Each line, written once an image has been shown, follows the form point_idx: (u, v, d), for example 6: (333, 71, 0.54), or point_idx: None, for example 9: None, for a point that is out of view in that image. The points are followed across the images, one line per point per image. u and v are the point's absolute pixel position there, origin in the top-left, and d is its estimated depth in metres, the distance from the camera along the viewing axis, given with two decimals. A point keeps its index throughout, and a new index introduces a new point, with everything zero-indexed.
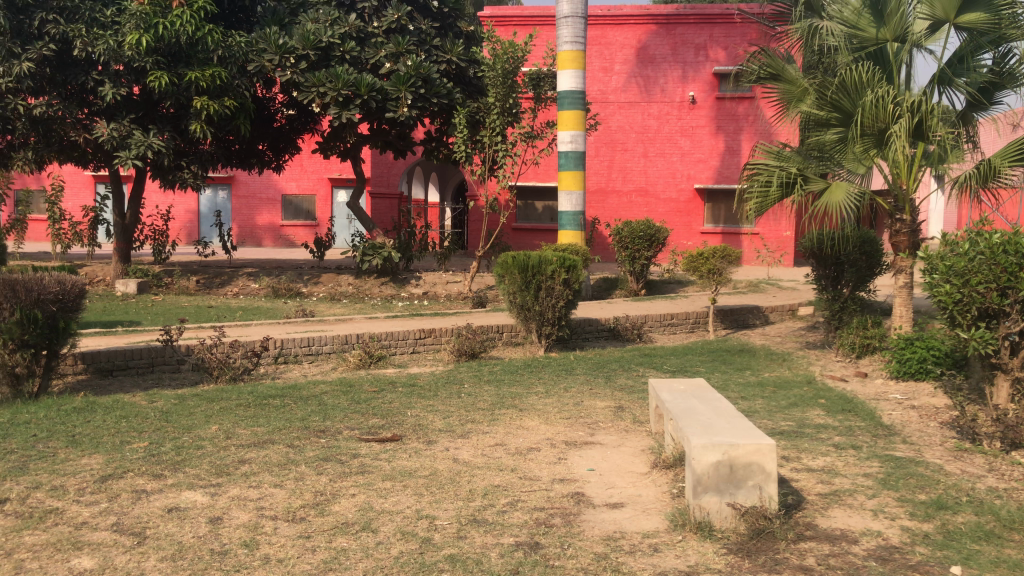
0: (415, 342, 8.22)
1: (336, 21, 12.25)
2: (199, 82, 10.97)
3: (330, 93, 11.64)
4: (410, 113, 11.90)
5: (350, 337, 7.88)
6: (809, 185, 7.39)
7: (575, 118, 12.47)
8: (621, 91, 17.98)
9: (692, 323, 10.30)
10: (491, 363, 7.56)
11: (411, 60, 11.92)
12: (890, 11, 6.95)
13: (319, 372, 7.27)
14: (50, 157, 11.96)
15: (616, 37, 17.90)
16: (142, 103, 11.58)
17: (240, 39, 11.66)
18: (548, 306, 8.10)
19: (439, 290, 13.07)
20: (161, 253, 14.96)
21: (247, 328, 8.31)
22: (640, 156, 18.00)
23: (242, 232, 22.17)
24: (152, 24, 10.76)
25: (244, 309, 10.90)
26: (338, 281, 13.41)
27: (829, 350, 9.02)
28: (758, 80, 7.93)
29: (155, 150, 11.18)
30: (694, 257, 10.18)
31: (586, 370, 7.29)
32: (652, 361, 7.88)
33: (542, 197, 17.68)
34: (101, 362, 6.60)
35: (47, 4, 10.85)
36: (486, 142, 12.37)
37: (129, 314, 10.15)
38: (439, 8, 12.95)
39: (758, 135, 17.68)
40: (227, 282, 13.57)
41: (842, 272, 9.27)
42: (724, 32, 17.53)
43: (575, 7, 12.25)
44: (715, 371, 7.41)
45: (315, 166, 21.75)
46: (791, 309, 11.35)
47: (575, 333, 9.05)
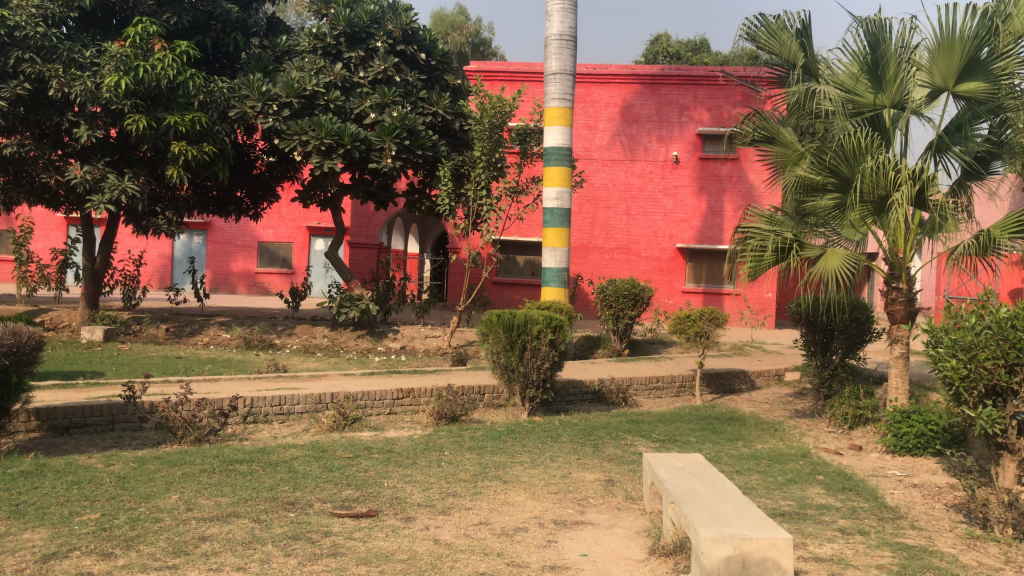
0: (393, 403, 7.88)
1: (322, 71, 12.11)
2: (179, 127, 10.71)
3: (313, 141, 11.42)
4: (393, 164, 11.71)
5: (324, 396, 7.52)
6: (805, 251, 7.29)
7: (561, 174, 12.33)
8: (605, 149, 17.96)
9: (678, 387, 10.03)
10: (473, 428, 7.22)
11: (396, 112, 11.77)
12: (888, 78, 6.93)
13: (291, 433, 6.87)
14: (20, 198, 11.61)
15: (601, 95, 17.95)
16: (119, 146, 11.32)
17: (223, 84, 11.45)
18: (533, 366, 7.81)
19: (417, 344, 12.73)
20: (131, 299, 14.55)
21: (217, 383, 7.92)
22: (622, 214, 17.92)
23: (217, 279, 21.76)
24: (132, 67, 10.49)
25: (214, 361, 10.48)
26: (313, 333, 13.02)
27: (819, 419, 8.75)
28: (752, 142, 7.80)
29: (130, 195, 10.90)
30: (680, 318, 9.95)
31: (572, 437, 6.97)
32: (639, 427, 7.57)
33: (524, 251, 17.50)
34: (57, 420, 6.22)
35: (24, 42, 10.48)
36: (471, 196, 12.20)
37: (92, 364, 9.69)
38: (426, 60, 12.87)
39: (740, 196, 17.68)
40: (198, 331, 13.16)
41: (830, 338, 9.10)
42: (708, 94, 17.63)
43: (563, 64, 12.21)
44: (705, 441, 7.10)
45: (293, 214, 21.48)
46: (777, 375, 11.12)
47: (559, 395, 8.74)
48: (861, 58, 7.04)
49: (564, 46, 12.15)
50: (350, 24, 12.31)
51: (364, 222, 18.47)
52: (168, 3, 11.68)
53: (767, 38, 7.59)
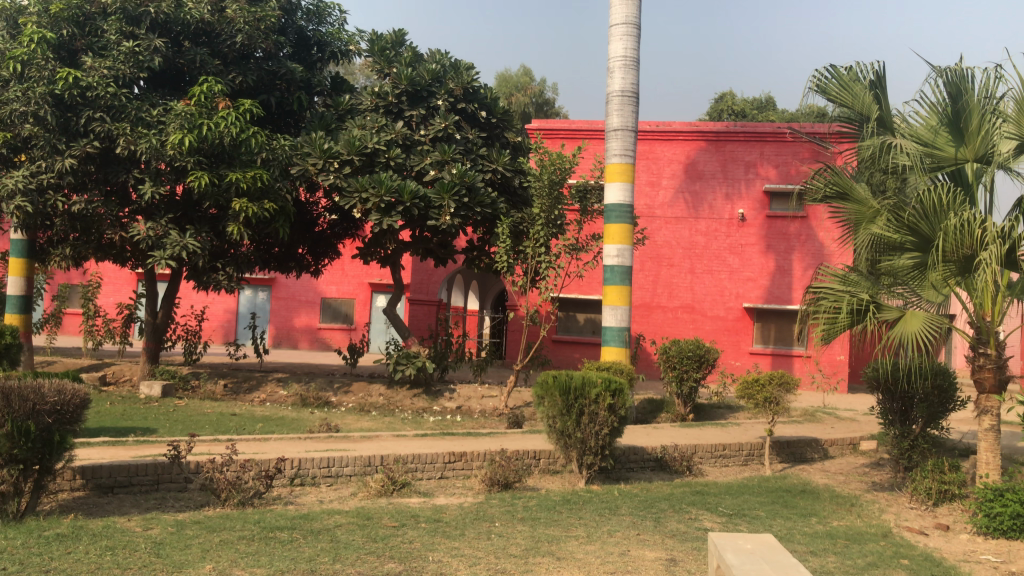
0: (444, 467, 7.58)
1: (383, 128, 12.15)
2: (240, 184, 10.81)
3: (372, 199, 11.38)
4: (452, 222, 11.61)
5: (373, 458, 7.27)
6: (883, 313, 6.84)
7: (622, 231, 12.06)
8: (668, 206, 17.68)
9: (745, 455, 9.50)
10: (527, 497, 6.86)
11: (456, 169, 11.71)
12: (971, 131, 6.55)
13: (338, 498, 6.62)
14: (87, 254, 11.85)
15: (664, 152, 17.73)
16: (182, 203, 11.50)
17: (286, 142, 11.58)
18: (591, 432, 7.45)
19: (473, 405, 12.44)
20: (192, 353, 14.65)
21: (266, 443, 7.74)
22: (686, 272, 17.51)
23: (279, 334, 21.93)
24: (196, 124, 10.67)
25: (268, 418, 10.35)
26: (369, 391, 12.86)
27: (900, 493, 8.15)
28: (824, 198, 7.40)
29: (190, 251, 10.99)
30: (748, 383, 9.48)
31: (632, 510, 6.55)
32: (705, 500, 7.10)
33: (583, 309, 17.20)
34: (101, 478, 6.08)
35: (95, 102, 10.74)
36: (530, 254, 12.02)
37: (147, 420, 9.65)
38: (487, 118, 12.84)
39: (810, 255, 17.13)
40: (255, 387, 13.14)
41: (909, 407, 8.63)
42: (775, 150, 17.24)
43: (625, 120, 12.04)
44: (776, 517, 6.61)
45: (355, 270, 21.61)
46: (852, 444, 10.51)
47: (619, 462, 8.34)
48: (941, 110, 6.66)
49: (627, 102, 11.99)
50: (411, 82, 12.39)
51: (424, 278, 18.24)
52: (234, 64, 11.92)
53: (839, 90, 7.19)
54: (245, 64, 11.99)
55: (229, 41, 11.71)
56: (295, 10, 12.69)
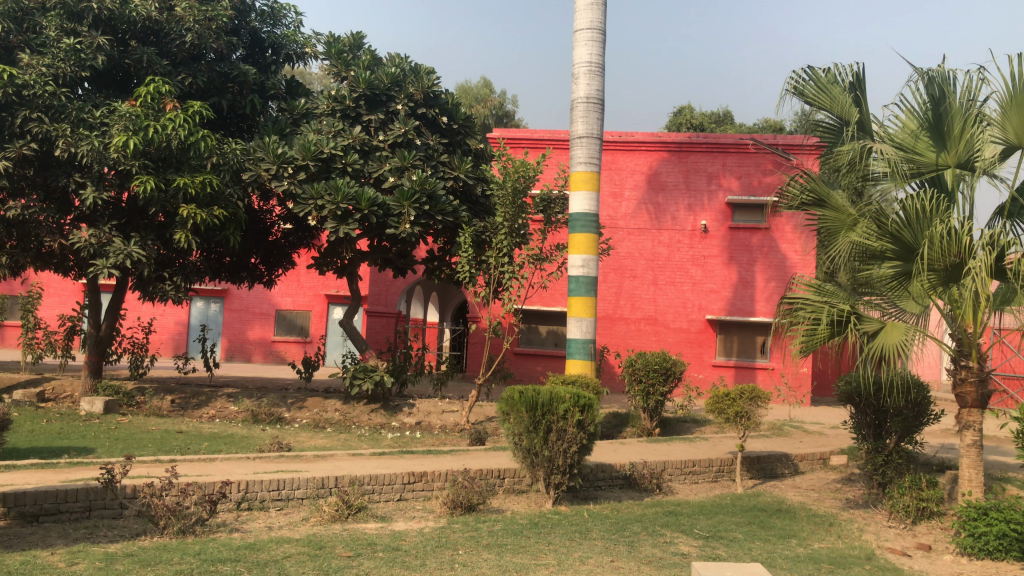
0: (403, 488, 7.14)
1: (340, 133, 11.70)
2: (188, 189, 10.28)
3: (328, 206, 10.90)
4: (412, 230, 11.18)
5: (327, 480, 6.81)
6: (863, 324, 6.61)
7: (587, 241, 11.74)
8: (631, 217, 17.44)
9: (716, 471, 9.20)
10: (492, 520, 6.45)
11: (416, 176, 11.31)
12: (953, 136, 6.34)
13: (288, 524, 6.16)
14: (25, 263, 11.17)
15: (626, 163, 17.51)
16: (126, 210, 10.91)
17: (237, 146, 11.07)
18: (559, 451, 7.05)
19: (433, 420, 11.98)
20: (138, 367, 13.98)
21: (210, 464, 7.22)
22: (649, 284, 17.26)
23: (232, 347, 21.23)
24: (141, 126, 10.10)
25: (217, 436, 9.80)
26: (324, 406, 12.34)
27: (875, 510, 7.90)
28: (801, 205, 7.18)
29: (135, 259, 10.42)
30: (718, 397, 9.17)
31: (603, 533, 6.18)
32: (679, 521, 6.74)
33: (546, 321, 16.85)
34: (25, 506, 5.57)
35: (32, 101, 10.11)
36: (492, 264, 11.65)
37: (85, 440, 9.04)
38: (448, 124, 12.46)
39: (773, 267, 17.01)
40: (204, 403, 12.55)
41: (885, 420, 8.39)
42: (737, 161, 17.13)
43: (590, 127, 11.74)
44: (754, 539, 6.28)
45: (312, 281, 21.04)
46: (822, 459, 10.29)
47: (587, 481, 7.97)
48: (922, 114, 6.45)
49: (592, 109, 11.69)
50: (369, 86, 11.95)
51: (382, 289, 17.79)
52: (183, 64, 11.38)
53: (816, 92, 6.97)
54: (195, 65, 11.45)
55: (177, 41, 11.16)
56: (248, 10, 12.19)
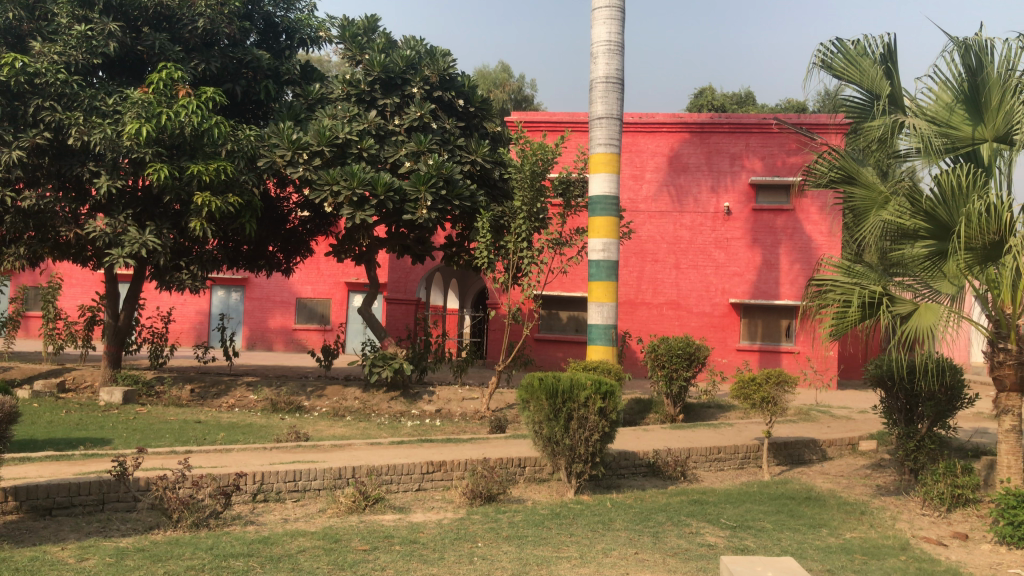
0: (422, 478, 7.00)
1: (356, 118, 11.53)
2: (202, 177, 10.16)
3: (344, 192, 10.75)
4: (429, 215, 11.01)
5: (344, 471, 6.68)
6: (896, 306, 6.36)
7: (607, 224, 11.53)
8: (652, 200, 17.17)
9: (741, 458, 8.99)
10: (512, 510, 6.30)
11: (433, 160, 11.13)
12: (991, 109, 6.08)
13: (304, 515, 6.04)
14: (43, 253, 11.12)
15: (647, 145, 17.22)
16: (142, 198, 10.83)
17: (252, 132, 10.94)
18: (580, 439, 6.87)
19: (453, 408, 11.85)
20: (158, 356, 13.97)
21: (227, 455, 7.11)
22: (671, 268, 17.00)
23: (253, 335, 21.22)
24: (154, 113, 9.98)
25: (235, 426, 9.71)
26: (343, 395, 12.24)
27: (908, 497, 7.66)
28: (829, 183, 6.89)
29: (150, 249, 10.32)
30: (744, 382, 8.95)
31: (627, 524, 6.00)
32: (704, 510, 6.55)
33: (567, 306, 16.66)
34: (37, 499, 5.47)
35: (44, 90, 10.02)
36: (511, 249, 11.47)
37: (103, 430, 8.97)
38: (465, 107, 12.25)
39: (797, 249, 16.69)
40: (224, 392, 12.51)
41: (916, 406, 8.15)
42: (760, 142, 16.80)
43: (609, 108, 11.50)
44: (784, 529, 6.08)
45: (331, 269, 20.97)
46: (851, 444, 10.05)
47: (610, 469, 7.79)
48: (958, 87, 6.19)
49: (611, 89, 11.44)
50: (385, 69, 11.76)
51: (401, 276, 17.66)
52: (196, 51, 11.25)
53: (845, 65, 6.68)
54: (209, 51, 11.32)
55: (190, 26, 11.02)
56: None
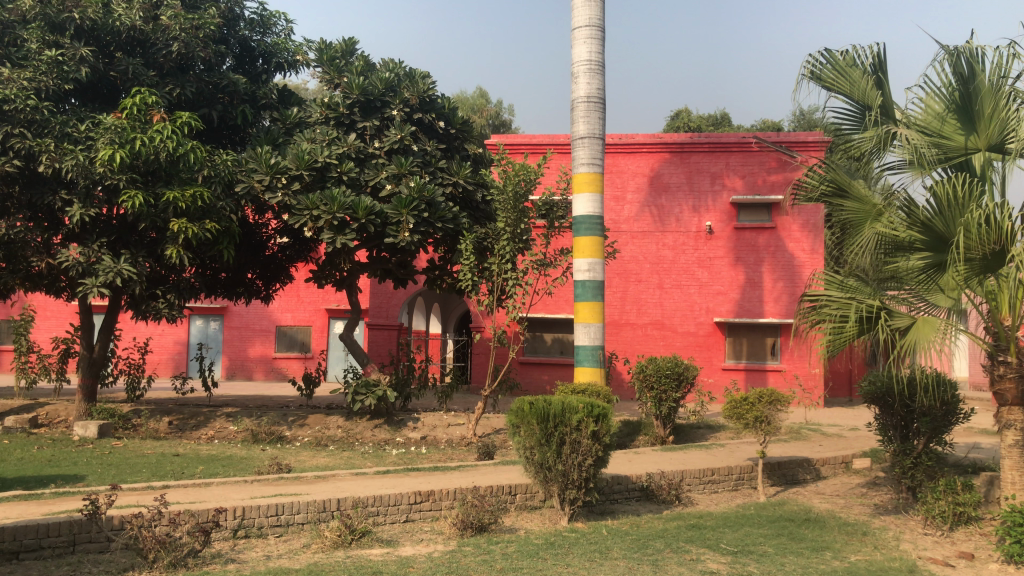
0: (410, 508, 6.75)
1: (335, 141, 11.36)
2: (178, 203, 9.92)
3: (324, 216, 10.55)
4: (411, 238, 10.81)
5: (329, 503, 6.41)
6: (894, 320, 6.27)
7: (592, 244, 11.38)
8: (634, 220, 17.08)
9: (735, 480, 8.80)
10: (505, 541, 6.06)
11: (414, 182, 10.94)
12: (984, 117, 6.00)
13: (287, 552, 5.77)
14: (14, 284, 10.81)
15: (628, 165, 17.16)
16: (117, 226, 10.59)
17: (228, 157, 10.73)
18: (573, 464, 6.67)
19: (439, 434, 11.59)
20: (134, 388, 13.62)
21: (206, 489, 6.83)
22: (655, 288, 16.87)
23: (232, 365, 20.84)
24: (128, 139, 9.75)
25: (214, 458, 9.40)
26: (326, 424, 11.96)
27: (908, 516, 7.49)
28: (820, 196, 6.92)
29: (125, 277, 10.07)
30: (736, 402, 8.76)
31: (624, 552, 5.77)
32: (703, 535, 6.34)
33: (551, 329, 16.49)
34: (3, 542, 5.18)
35: (14, 116, 9.77)
36: (495, 271, 11.30)
37: (76, 466, 8.64)
38: (446, 128, 12.11)
39: (781, 267, 16.62)
40: (202, 424, 12.20)
41: (912, 422, 8.04)
42: (741, 160, 16.81)
43: (592, 127, 11.40)
44: (787, 553, 5.87)
45: (312, 296, 20.71)
46: (844, 463, 9.90)
47: (603, 494, 7.58)
48: (949, 96, 6.11)
49: (593, 108, 11.35)
50: (363, 92, 11.60)
51: (383, 301, 17.41)
52: (171, 75, 11.05)
53: (834, 76, 6.60)
54: (183, 76, 11.13)
55: (164, 50, 10.83)
56: (236, 19, 11.85)
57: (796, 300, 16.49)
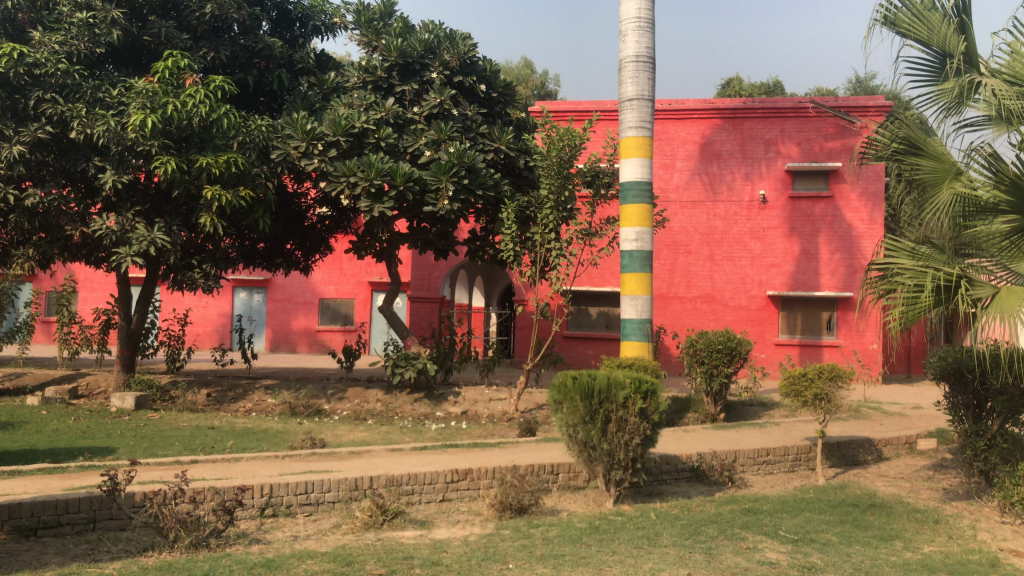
0: (446, 488, 6.40)
1: (372, 106, 10.97)
2: (211, 169, 9.65)
3: (361, 183, 10.18)
4: (451, 206, 10.41)
5: (360, 481, 6.09)
6: (975, 290, 5.67)
7: (640, 212, 10.85)
8: (683, 189, 16.44)
9: (792, 460, 8.31)
10: (546, 524, 5.67)
11: (453, 147, 10.50)
12: None
13: (316, 533, 5.46)
14: (52, 254, 10.68)
15: (677, 132, 16.52)
16: (152, 194, 10.35)
17: (264, 123, 10.43)
18: (620, 443, 6.24)
19: (480, 409, 11.28)
20: (175, 360, 13.53)
21: (236, 465, 6.57)
22: (705, 259, 16.27)
23: (276, 338, 20.77)
24: (160, 104, 9.50)
25: (250, 432, 9.18)
26: (365, 397, 11.72)
27: (982, 502, 6.94)
28: (892, 155, 6.38)
29: (159, 247, 9.83)
30: (794, 378, 8.24)
31: (674, 539, 5.35)
32: (760, 521, 5.89)
33: (596, 302, 16.03)
34: (20, 519, 4.94)
35: (45, 81, 9.56)
36: (538, 241, 10.87)
37: (109, 438, 8.46)
38: (487, 93, 11.63)
39: (837, 238, 15.89)
40: (241, 396, 12.08)
41: (986, 401, 7.45)
42: (797, 126, 16.07)
43: (640, 89, 10.84)
44: (854, 543, 5.39)
45: (354, 269, 20.52)
46: (908, 443, 9.31)
47: (651, 475, 7.17)
48: None
49: (641, 68, 10.78)
50: (402, 54, 11.18)
51: (425, 273, 17.08)
52: (205, 38, 10.79)
53: (911, 21, 5.96)
54: (218, 39, 10.84)
55: (197, 12, 10.54)
56: None
57: (854, 273, 15.74)
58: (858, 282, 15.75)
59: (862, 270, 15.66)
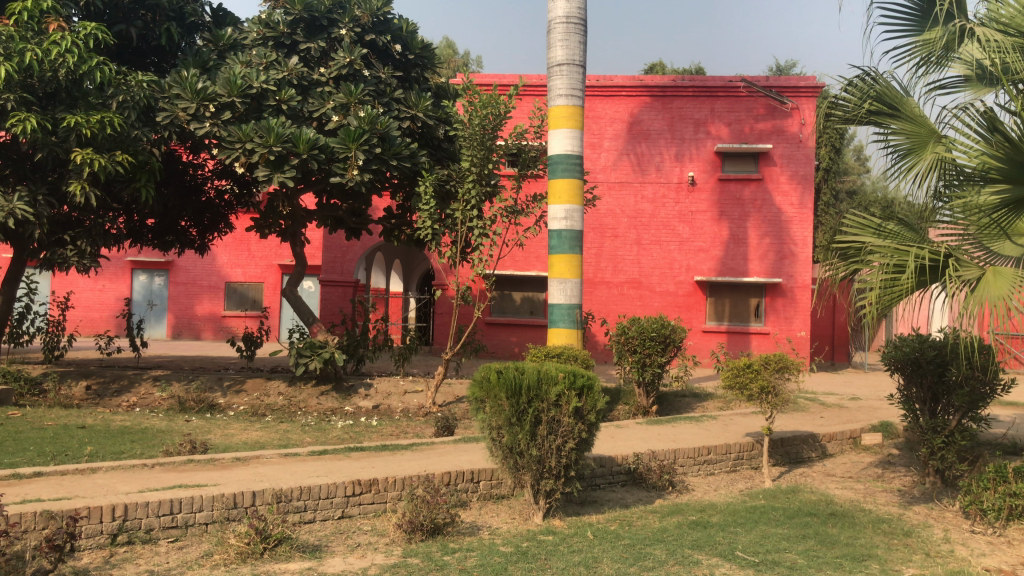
0: (346, 502, 5.41)
1: (273, 65, 9.79)
2: (81, 130, 8.32)
3: (258, 150, 8.97)
4: (361, 178, 9.30)
5: (240, 498, 5.04)
6: (961, 270, 4.96)
7: (568, 188, 9.96)
8: (611, 169, 15.64)
9: (734, 460, 7.58)
10: (465, 549, 4.73)
11: (364, 112, 9.41)
12: None
13: (179, 566, 4.39)
14: None
15: (605, 109, 15.70)
16: (14, 159, 8.95)
17: (146, 79, 9.13)
18: (551, 448, 5.36)
19: (393, 403, 10.28)
20: (53, 348, 12.08)
21: (89, 480, 5.42)
22: (632, 243, 15.54)
23: (178, 324, 19.24)
24: (15, 51, 8.14)
25: (124, 432, 7.96)
26: (266, 390, 10.57)
27: (946, 506, 6.29)
28: (863, 121, 5.66)
29: (19, 218, 8.47)
30: (738, 370, 7.46)
31: (616, 566, 4.46)
32: (713, 538, 5.07)
33: (520, 287, 15.17)
34: None
35: None
36: (458, 218, 9.89)
37: None
38: (402, 54, 10.54)
39: (767, 222, 15.37)
40: (125, 389, 10.78)
41: (944, 395, 6.83)
42: (727, 106, 15.47)
43: (570, 53, 9.95)
44: (825, 565, 4.61)
45: (264, 251, 19.18)
46: (853, 438, 8.72)
47: (584, 481, 6.33)
48: None
49: (572, 30, 9.90)
50: (307, 7, 9.98)
51: (338, 256, 15.89)
52: None
53: None
54: None
55: None
56: None
57: (782, 258, 15.27)
58: (788, 268, 15.26)
59: (792, 255, 15.19)
